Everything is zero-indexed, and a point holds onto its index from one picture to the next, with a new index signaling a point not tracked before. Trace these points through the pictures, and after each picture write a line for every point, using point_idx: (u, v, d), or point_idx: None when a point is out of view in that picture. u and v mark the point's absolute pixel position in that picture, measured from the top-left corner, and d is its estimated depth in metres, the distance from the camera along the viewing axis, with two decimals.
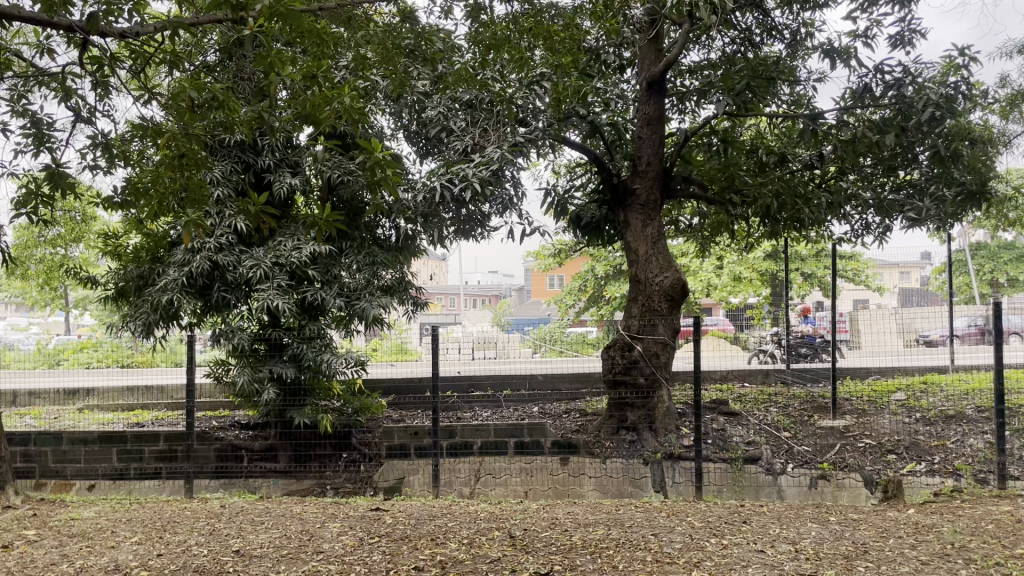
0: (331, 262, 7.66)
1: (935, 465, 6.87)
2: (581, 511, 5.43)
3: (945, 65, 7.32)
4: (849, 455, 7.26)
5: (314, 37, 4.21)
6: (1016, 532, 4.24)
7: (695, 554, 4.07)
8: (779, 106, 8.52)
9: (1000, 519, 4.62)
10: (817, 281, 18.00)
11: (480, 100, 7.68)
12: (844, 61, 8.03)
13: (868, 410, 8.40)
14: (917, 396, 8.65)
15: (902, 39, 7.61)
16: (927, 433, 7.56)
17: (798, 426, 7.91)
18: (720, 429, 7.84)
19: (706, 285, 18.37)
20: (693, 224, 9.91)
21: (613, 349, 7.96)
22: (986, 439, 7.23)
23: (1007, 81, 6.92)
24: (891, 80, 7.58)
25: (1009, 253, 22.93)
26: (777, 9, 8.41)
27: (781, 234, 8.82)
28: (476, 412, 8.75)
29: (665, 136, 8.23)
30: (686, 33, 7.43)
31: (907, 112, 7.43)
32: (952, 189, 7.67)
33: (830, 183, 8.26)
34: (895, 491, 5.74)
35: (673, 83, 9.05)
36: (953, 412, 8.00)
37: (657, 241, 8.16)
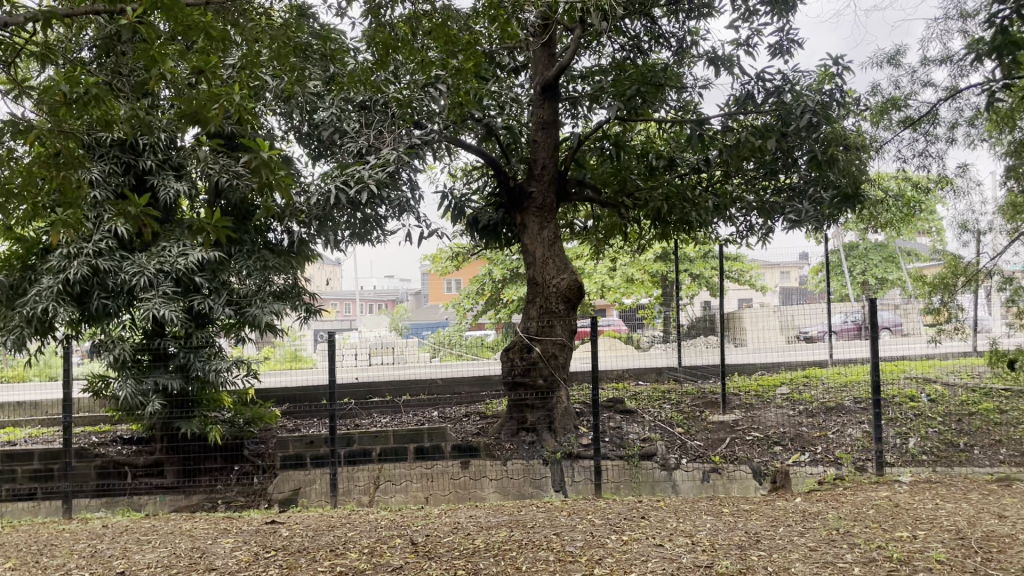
0: (219, 268, 7.39)
1: (818, 455, 7.22)
2: (483, 514, 5.41)
3: (821, 74, 7.73)
4: (738, 448, 7.56)
5: (201, 33, 4.04)
6: (894, 516, 4.46)
7: (596, 551, 4.12)
8: (667, 112, 8.78)
9: (879, 504, 4.87)
10: (705, 282, 18.69)
11: (374, 102, 7.61)
12: (728, 69, 8.33)
13: (755, 405, 8.77)
14: (800, 389, 9.13)
15: (781, 48, 7.97)
16: (809, 425, 7.95)
17: (690, 422, 8.16)
18: (616, 427, 8.01)
19: (601, 287, 18.76)
20: (587, 227, 10.05)
21: (513, 351, 7.97)
22: (863, 429, 7.66)
23: (877, 88, 7.30)
24: (772, 87, 7.96)
25: (877, 255, 24.44)
26: (664, 17, 8.67)
27: (671, 236, 9.08)
28: (375, 419, 8.64)
29: (559, 140, 8.35)
30: (578, 39, 7.59)
31: (787, 119, 7.83)
32: (829, 193, 8.02)
33: (717, 187, 8.57)
34: (783, 481, 6.00)
35: (565, 88, 9.21)
36: (833, 404, 8.46)
37: (553, 244, 8.25)
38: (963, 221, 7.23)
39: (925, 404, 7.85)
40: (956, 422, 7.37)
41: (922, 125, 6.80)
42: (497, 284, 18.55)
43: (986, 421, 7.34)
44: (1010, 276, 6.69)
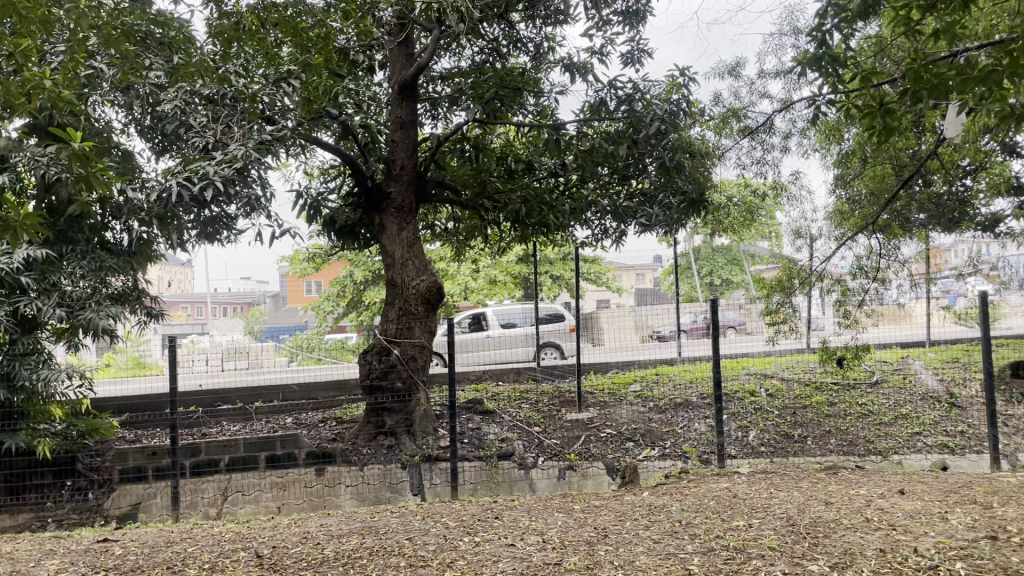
0: (49, 267, 6.84)
1: (667, 450, 7.51)
2: (334, 522, 5.27)
3: (669, 83, 8.05)
4: (593, 445, 7.75)
5: (16, 12, 3.69)
6: (733, 506, 4.69)
7: (448, 554, 4.09)
8: (525, 116, 8.89)
9: (720, 495, 5.11)
10: (565, 283, 19.08)
11: (222, 96, 7.28)
12: (583, 75, 8.54)
13: (609, 403, 9.01)
14: (651, 387, 9.50)
15: (632, 57, 8.24)
16: (659, 420, 8.26)
17: (547, 421, 8.29)
18: (475, 428, 8.02)
19: (463, 289, 18.79)
20: (448, 228, 10.01)
21: (371, 353, 7.84)
22: (708, 423, 8.04)
23: (720, 98, 7.67)
24: (623, 95, 8.19)
25: (724, 258, 25.79)
26: (522, 22, 8.78)
27: (530, 239, 9.20)
28: (224, 427, 8.31)
29: (418, 141, 8.29)
30: (436, 40, 7.55)
31: (638, 126, 8.11)
32: (676, 198, 8.38)
33: (573, 191, 8.74)
34: (632, 476, 6.20)
35: (424, 89, 9.15)
36: (681, 400, 8.83)
37: (412, 245, 8.17)
38: (796, 228, 7.73)
39: (764, 398, 8.32)
40: (792, 414, 7.86)
41: (760, 135, 7.20)
42: (358, 285, 18.20)
43: (817, 413, 7.87)
44: (837, 278, 7.24)
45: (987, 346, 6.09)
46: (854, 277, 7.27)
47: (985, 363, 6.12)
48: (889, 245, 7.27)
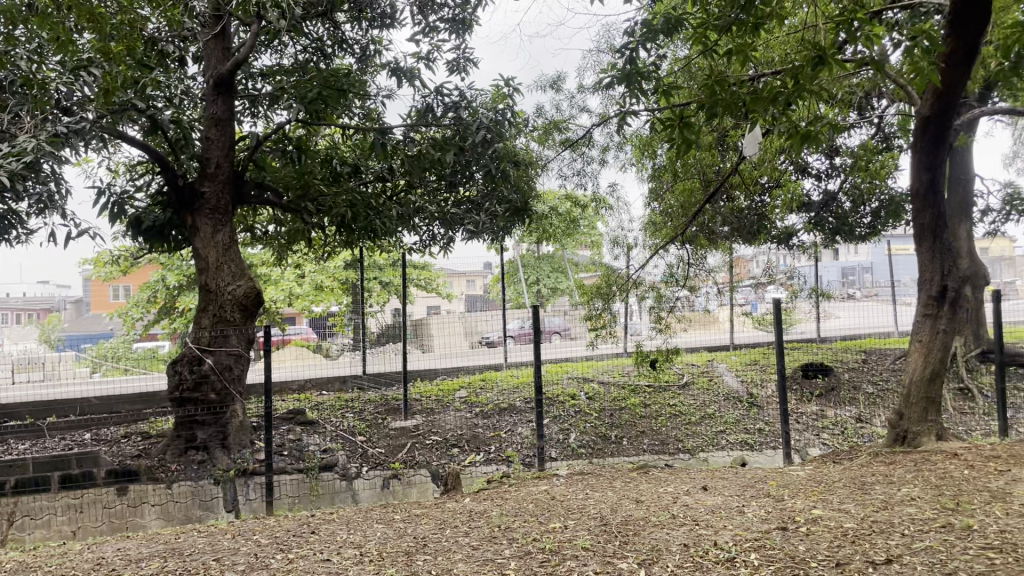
0: None
1: (491, 455, 7.59)
2: (134, 545, 4.88)
3: (495, 93, 8.16)
4: (417, 452, 7.68)
5: None
6: (550, 508, 4.78)
7: (258, 574, 3.90)
8: (350, 118, 8.71)
9: (539, 498, 5.21)
10: (394, 290, 18.87)
11: (10, 81, 6.59)
12: (409, 80, 8.47)
13: (435, 409, 8.96)
14: (477, 392, 9.56)
15: (458, 64, 8.28)
16: (484, 426, 8.32)
17: (371, 430, 8.13)
18: (295, 440, 7.72)
19: (287, 295, 18.11)
20: (269, 231, 9.60)
21: (181, 364, 7.36)
22: (531, 427, 8.21)
23: (544, 110, 7.85)
24: (450, 102, 8.20)
25: (550, 265, 26.51)
26: (347, 23, 8.59)
27: (356, 244, 8.98)
28: (11, 446, 7.51)
29: (235, 140, 7.92)
30: (255, 35, 7.23)
31: (464, 133, 8.16)
32: (502, 207, 8.49)
33: (400, 196, 8.61)
34: (455, 483, 6.18)
35: (243, 86, 8.75)
36: (506, 405, 8.95)
37: (229, 248, 7.77)
38: (615, 237, 8.05)
39: (583, 401, 8.58)
40: (609, 416, 8.15)
41: (580, 147, 7.46)
42: (171, 290, 17.09)
43: (633, 414, 8.21)
44: (651, 284, 7.63)
45: (779, 348, 6.40)
46: (667, 285, 7.68)
47: (777, 365, 6.43)
48: (697, 255, 7.74)
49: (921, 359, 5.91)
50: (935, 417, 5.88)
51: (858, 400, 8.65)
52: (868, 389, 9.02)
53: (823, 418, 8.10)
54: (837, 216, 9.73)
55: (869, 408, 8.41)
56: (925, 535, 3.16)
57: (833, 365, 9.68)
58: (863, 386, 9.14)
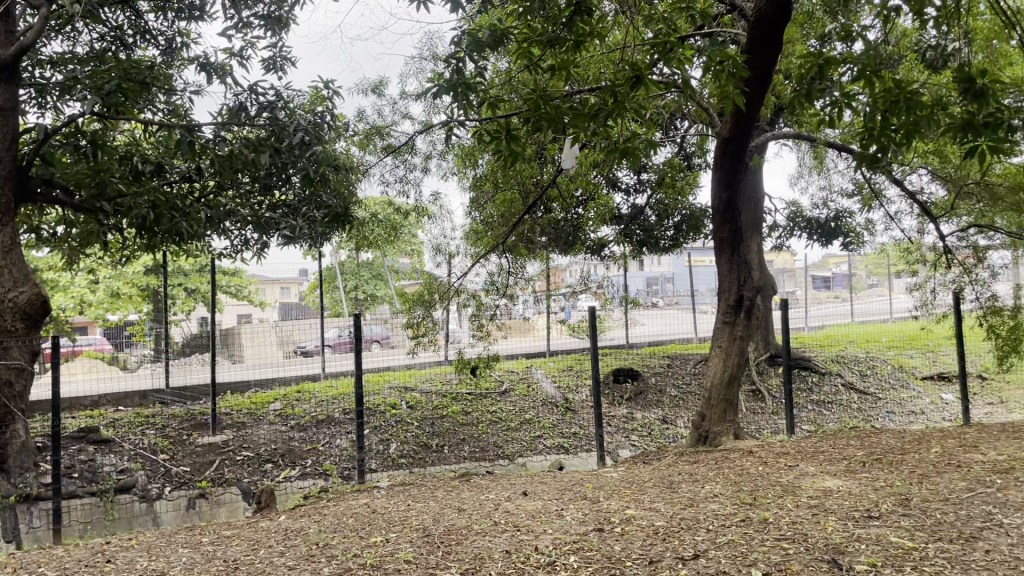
0: None
1: (307, 469, 7.33)
2: None
3: (313, 95, 7.91)
4: (227, 469, 7.26)
5: None
6: (371, 522, 4.67)
7: None
8: (154, 114, 8.11)
9: (359, 511, 5.07)
10: (201, 297, 17.81)
11: None
12: (221, 77, 8.04)
13: (247, 423, 8.50)
14: (293, 404, 9.19)
15: (275, 64, 7.95)
16: (300, 439, 8.02)
17: (176, 447, 7.60)
18: (87, 460, 7.07)
19: (79, 303, 16.58)
20: (57, 233, 8.74)
21: None
22: (349, 439, 8.03)
23: (365, 115, 7.69)
24: (265, 101, 7.71)
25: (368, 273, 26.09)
26: (151, 12, 8.02)
27: (160, 248, 8.33)
28: None
29: (18, 132, 7.12)
30: (43, 18, 6.56)
31: (280, 134, 7.72)
32: (321, 212, 8.18)
33: (208, 198, 7.83)
34: (268, 500, 5.88)
35: (28, 73, 7.93)
36: (323, 417, 8.67)
37: (11, 250, 7.02)
38: (437, 245, 8.03)
39: (404, 410, 8.40)
40: (429, 424, 8.08)
41: (402, 155, 7.39)
42: None
43: (454, 422, 8.20)
44: (472, 293, 7.67)
45: (594, 352, 6.58)
46: (487, 292, 7.76)
47: (592, 369, 6.59)
48: (517, 264, 7.89)
49: (720, 363, 6.34)
50: (732, 417, 6.33)
51: (663, 403, 9.15)
52: (672, 392, 9.55)
53: (632, 420, 8.49)
54: (643, 228, 10.30)
55: (673, 410, 8.93)
56: (728, 529, 3.37)
57: (642, 370, 10.18)
58: (668, 389, 9.66)
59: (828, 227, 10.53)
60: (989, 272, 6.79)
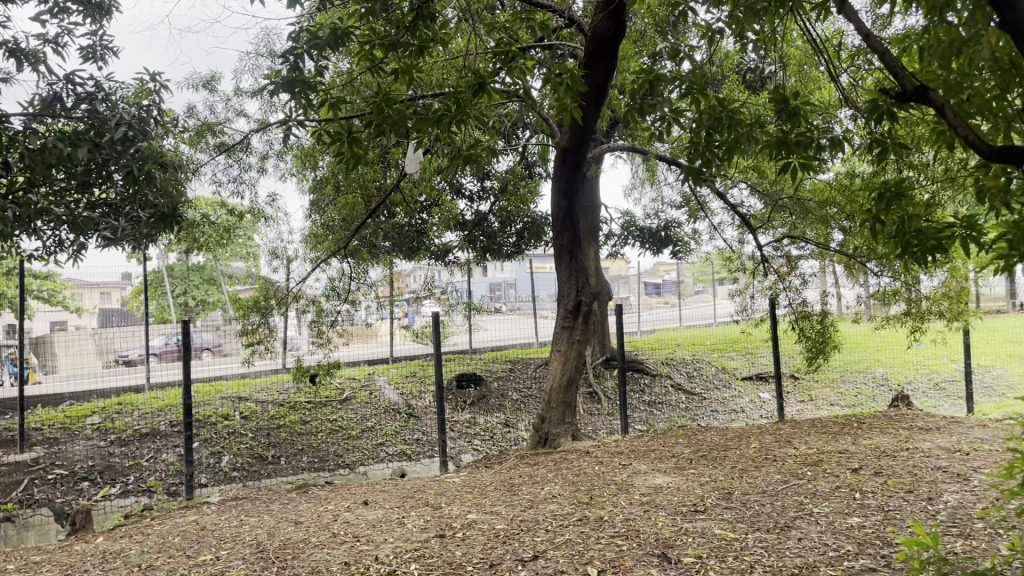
0: None
1: (129, 486, 6.86)
2: None
3: (139, 89, 7.41)
4: (37, 489, 6.66)
5: None
6: (200, 540, 4.42)
7: None
8: None
9: (186, 529, 4.79)
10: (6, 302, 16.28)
11: None
12: (32, 64, 7.38)
13: (60, 439, 7.82)
14: (112, 417, 8.54)
15: (94, 52, 7.40)
16: (121, 454, 7.48)
17: None
18: None
19: None
20: None
21: None
22: (177, 453, 7.58)
23: (195, 111, 7.30)
24: (82, 93, 6.96)
25: None
26: None
27: None
28: None
29: None
30: None
31: (101, 130, 7.02)
32: (145, 212, 7.69)
33: (18, 196, 6.66)
34: (84, 522, 5.44)
35: None
36: (148, 430, 8.13)
37: None
38: (273, 250, 7.74)
39: (237, 421, 7.96)
40: (265, 435, 7.76)
41: (235, 153, 7.08)
42: None
43: (291, 432, 7.92)
44: (312, 299, 7.40)
45: (437, 357, 6.53)
46: (327, 299, 7.53)
47: (436, 373, 6.55)
48: (358, 268, 7.71)
49: (560, 365, 6.49)
50: (570, 419, 6.50)
51: (504, 407, 9.26)
52: (513, 396, 9.68)
53: (473, 425, 8.53)
54: (486, 234, 10.19)
55: (514, 414, 9.06)
56: (566, 529, 3.45)
57: (484, 374, 10.27)
58: (509, 393, 9.79)
59: (658, 236, 11.06)
60: (800, 280, 7.36)
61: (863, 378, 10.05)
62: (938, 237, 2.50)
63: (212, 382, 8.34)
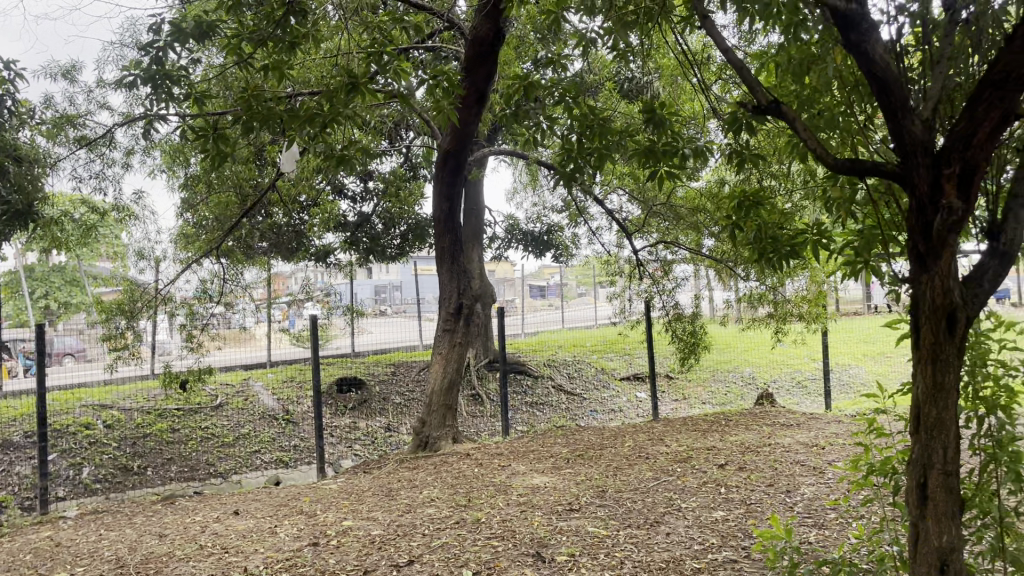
0: None
1: None
2: None
3: None
4: None
5: None
6: (52, 557, 4.15)
7: None
8: None
9: (38, 547, 4.48)
10: None
11: None
12: None
13: None
14: None
15: None
16: None
17: None
18: None
19: None
20: None
21: None
22: (32, 465, 7.10)
23: (53, 101, 6.84)
24: None
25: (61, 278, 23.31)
26: None
27: None
28: None
29: None
30: None
31: None
32: None
33: None
34: None
35: None
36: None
37: None
38: (140, 250, 7.35)
39: (100, 429, 7.54)
40: (131, 444, 7.38)
41: (98, 148, 6.70)
42: None
43: (160, 440, 7.56)
44: (181, 301, 7.11)
45: (315, 361, 6.36)
46: (200, 301, 7.26)
47: (313, 377, 6.38)
48: (232, 270, 7.45)
49: (441, 368, 6.47)
50: (451, 422, 6.50)
51: (386, 411, 9.15)
52: (396, 399, 9.57)
53: (354, 430, 8.39)
54: (370, 236, 9.98)
55: (396, 417, 8.98)
56: (442, 532, 3.44)
57: (366, 378, 10.11)
58: (391, 396, 9.68)
59: (540, 240, 11.22)
60: (674, 284, 7.61)
61: (733, 377, 10.52)
62: (792, 243, 2.65)
63: (74, 391, 7.84)
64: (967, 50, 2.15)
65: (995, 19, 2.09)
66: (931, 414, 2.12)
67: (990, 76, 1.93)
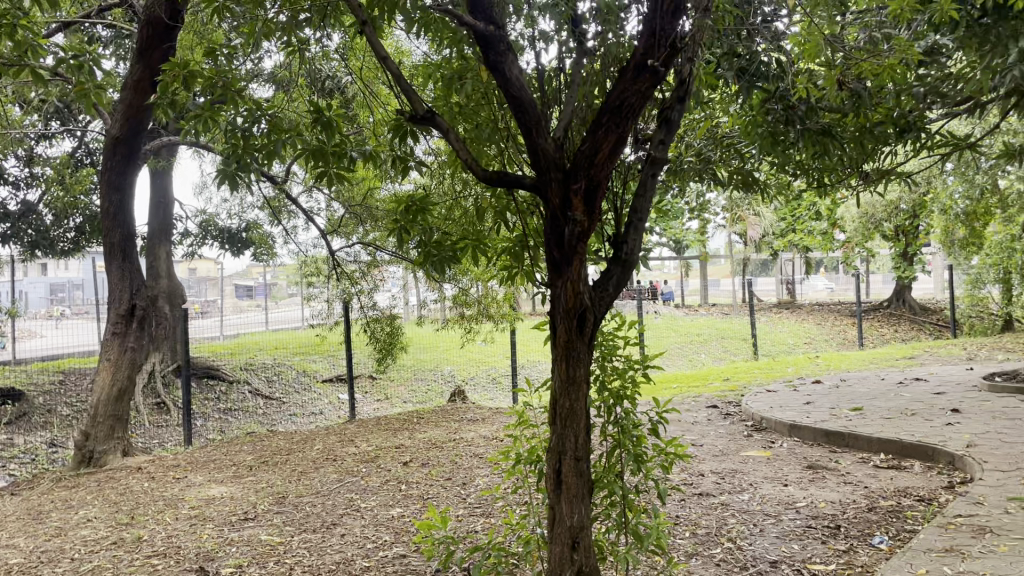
0: None
1: None
2: None
3: None
4: None
5: None
6: None
7: None
8: None
9: None
10: None
11: None
12: None
13: None
14: None
15: None
16: None
17: None
18: None
19: None
20: None
21: None
22: None
23: None
24: None
25: None
26: None
27: None
28: None
29: None
30: None
31: None
32: None
33: None
34: None
35: None
36: None
37: None
38: None
39: None
40: None
41: None
42: None
43: None
44: None
45: None
46: None
47: None
48: None
49: (109, 375, 5.93)
50: (120, 435, 6.00)
51: (49, 426, 8.15)
52: (63, 411, 8.59)
53: (9, 448, 7.42)
54: (36, 228, 9.02)
55: (62, 431, 8.06)
56: (95, 555, 3.15)
57: (25, 388, 8.91)
58: (58, 408, 8.66)
59: (238, 237, 10.74)
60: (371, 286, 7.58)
61: (434, 376, 10.81)
62: (454, 249, 2.78)
63: None
64: (594, 80, 2.40)
65: (617, 54, 2.35)
66: (565, 405, 2.32)
67: (608, 104, 2.17)
